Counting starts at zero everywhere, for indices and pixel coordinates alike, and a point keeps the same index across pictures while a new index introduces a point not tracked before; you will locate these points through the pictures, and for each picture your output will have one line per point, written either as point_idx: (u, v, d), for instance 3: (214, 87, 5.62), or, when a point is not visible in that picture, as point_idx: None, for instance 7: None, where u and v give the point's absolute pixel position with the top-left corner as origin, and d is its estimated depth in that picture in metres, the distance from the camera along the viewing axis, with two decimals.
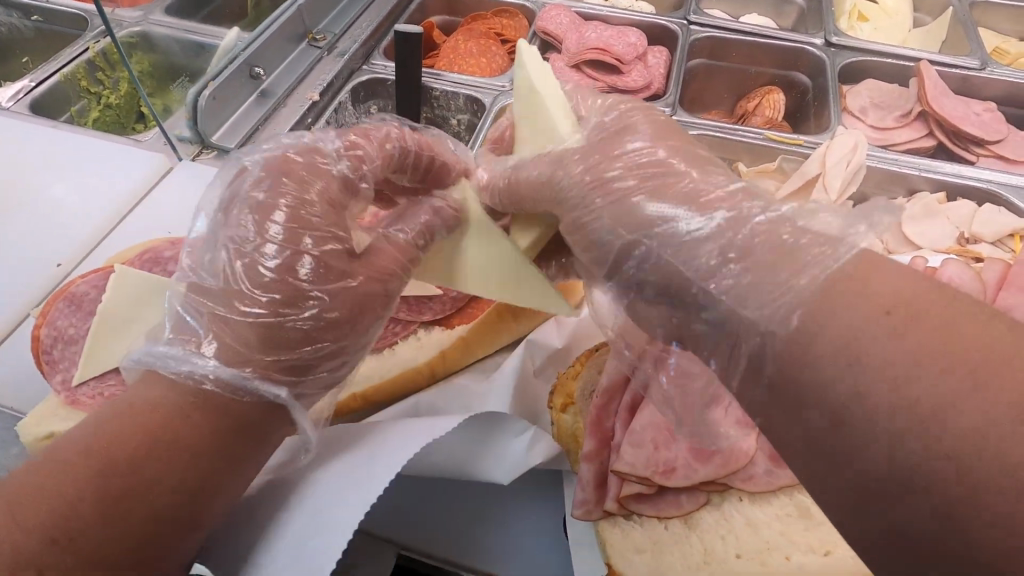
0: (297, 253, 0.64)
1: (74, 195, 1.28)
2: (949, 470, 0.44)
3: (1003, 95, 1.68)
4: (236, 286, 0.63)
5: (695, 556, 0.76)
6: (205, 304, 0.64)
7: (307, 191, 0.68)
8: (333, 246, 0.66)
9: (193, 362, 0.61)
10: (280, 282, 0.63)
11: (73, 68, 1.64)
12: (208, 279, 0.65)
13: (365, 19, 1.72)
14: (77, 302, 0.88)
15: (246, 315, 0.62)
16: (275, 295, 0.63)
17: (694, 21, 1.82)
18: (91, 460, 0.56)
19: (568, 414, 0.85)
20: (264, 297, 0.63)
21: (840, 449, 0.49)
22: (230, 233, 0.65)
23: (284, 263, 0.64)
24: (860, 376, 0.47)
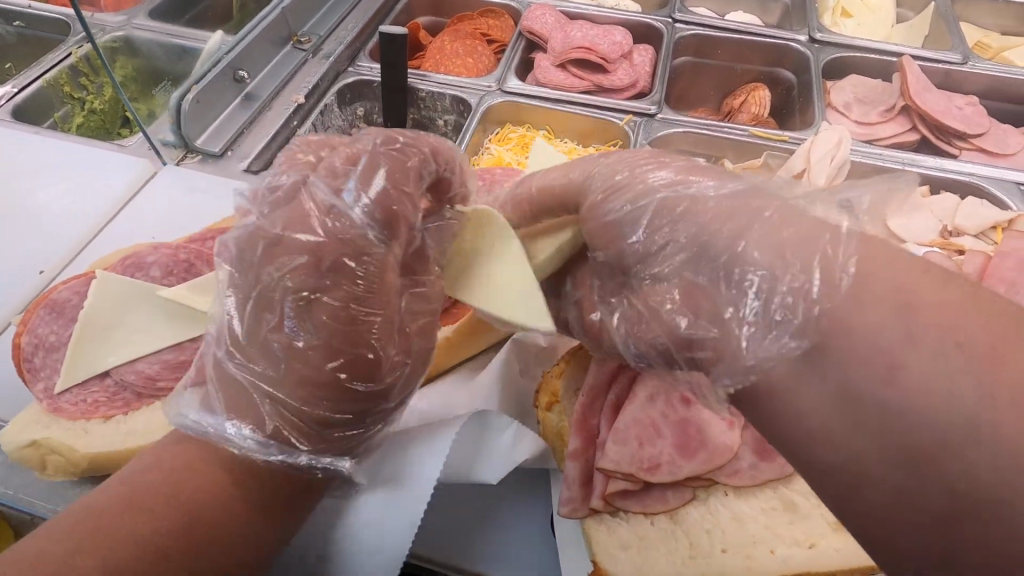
0: (355, 354, 0.61)
1: (57, 202, 1.27)
2: (982, 459, 0.45)
3: (984, 89, 1.70)
4: (293, 381, 0.61)
5: (680, 552, 0.76)
6: (251, 388, 0.62)
7: (353, 276, 0.60)
8: (389, 335, 0.63)
9: (231, 431, 0.62)
10: (338, 380, 0.61)
11: (56, 74, 1.63)
12: (254, 364, 0.61)
13: (350, 21, 1.72)
14: (58, 309, 0.88)
15: (307, 411, 0.62)
16: (334, 395, 0.62)
17: (679, 20, 1.83)
18: (152, 505, 0.58)
19: (554, 412, 0.85)
20: (324, 398, 0.62)
21: (882, 441, 0.48)
22: (275, 318, 0.60)
23: (342, 364, 0.61)
24: (889, 368, 0.48)
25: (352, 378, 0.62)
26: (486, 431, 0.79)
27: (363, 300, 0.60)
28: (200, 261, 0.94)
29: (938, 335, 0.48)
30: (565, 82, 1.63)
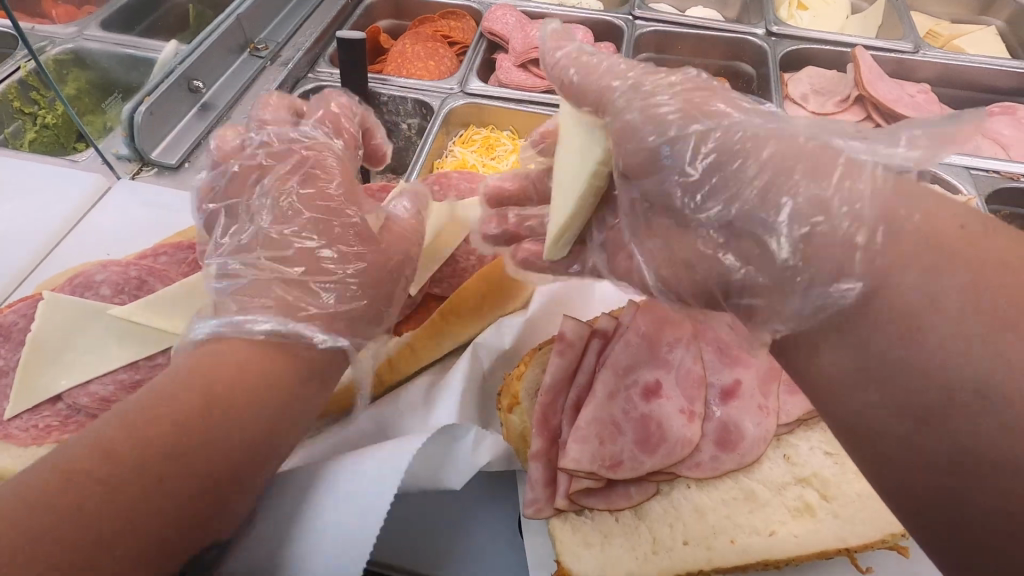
0: (325, 241, 0.72)
1: (7, 221, 1.24)
2: (977, 399, 0.46)
3: (936, 77, 1.74)
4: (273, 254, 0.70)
5: (643, 546, 0.78)
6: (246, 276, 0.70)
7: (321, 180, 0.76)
8: (361, 230, 0.75)
9: (248, 321, 0.65)
10: (303, 257, 0.71)
11: (4, 89, 1.59)
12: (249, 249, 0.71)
13: (308, 27, 1.70)
14: (5, 333, 0.85)
15: (315, 290, 0.70)
16: (306, 266, 0.70)
17: (639, 17, 1.84)
18: (175, 412, 0.57)
19: (515, 414, 0.84)
20: (297, 268, 0.70)
21: (880, 382, 0.51)
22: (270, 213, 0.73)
23: (310, 247, 0.71)
24: (895, 314, 0.50)
25: (316, 279, 0.70)
26: (449, 441, 0.78)
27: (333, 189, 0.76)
28: (153, 278, 0.92)
29: (952, 279, 0.49)
30: (526, 82, 1.63)
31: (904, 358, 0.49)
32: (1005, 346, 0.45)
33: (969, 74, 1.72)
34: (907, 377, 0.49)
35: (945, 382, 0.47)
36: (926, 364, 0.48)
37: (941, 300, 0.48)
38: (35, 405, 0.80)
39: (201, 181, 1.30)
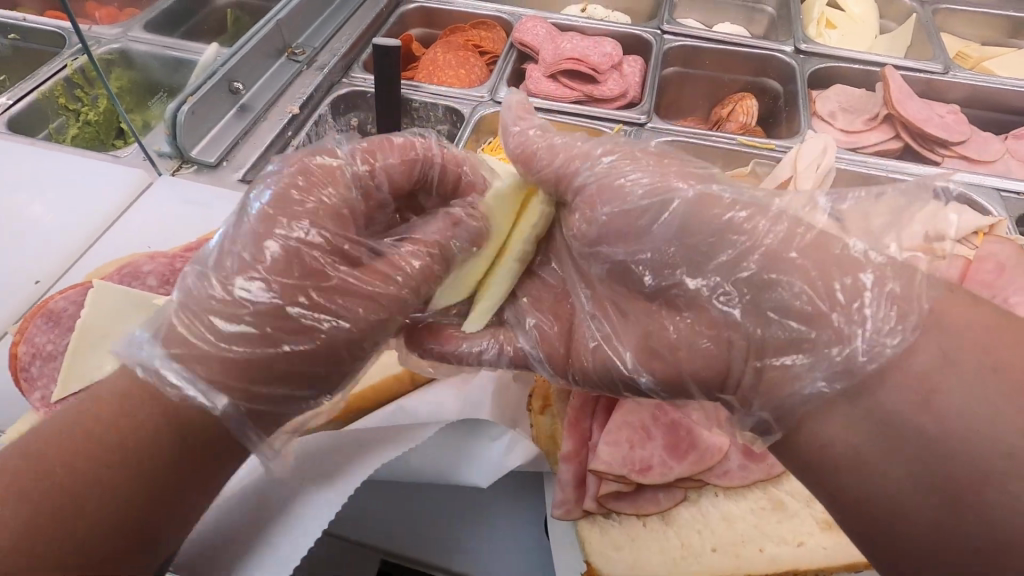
0: (285, 291, 0.62)
1: (53, 213, 1.28)
2: (988, 456, 0.51)
3: (965, 98, 1.74)
4: (223, 297, 0.61)
5: (672, 551, 0.78)
6: (187, 328, 0.61)
7: (303, 204, 0.65)
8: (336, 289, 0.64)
9: (170, 375, 0.59)
10: (258, 318, 0.61)
11: (51, 85, 1.64)
12: (213, 283, 0.62)
13: (344, 33, 1.74)
14: (56, 319, 0.89)
15: (226, 347, 0.60)
16: (253, 322, 0.61)
17: (667, 31, 1.87)
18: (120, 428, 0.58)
19: (546, 416, 0.88)
20: (241, 320, 0.61)
21: (907, 450, 0.55)
22: (229, 248, 0.63)
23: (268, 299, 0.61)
24: (904, 384, 0.56)
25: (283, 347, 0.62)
26: (478, 436, 0.83)
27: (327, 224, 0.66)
28: None
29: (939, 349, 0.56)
30: (556, 93, 1.66)
31: (921, 429, 0.54)
32: (994, 403, 0.52)
33: (1000, 97, 1.72)
34: (916, 445, 0.55)
35: (953, 454, 0.53)
36: (936, 431, 0.54)
37: (941, 365, 0.55)
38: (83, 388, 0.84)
39: (238, 179, 1.33)
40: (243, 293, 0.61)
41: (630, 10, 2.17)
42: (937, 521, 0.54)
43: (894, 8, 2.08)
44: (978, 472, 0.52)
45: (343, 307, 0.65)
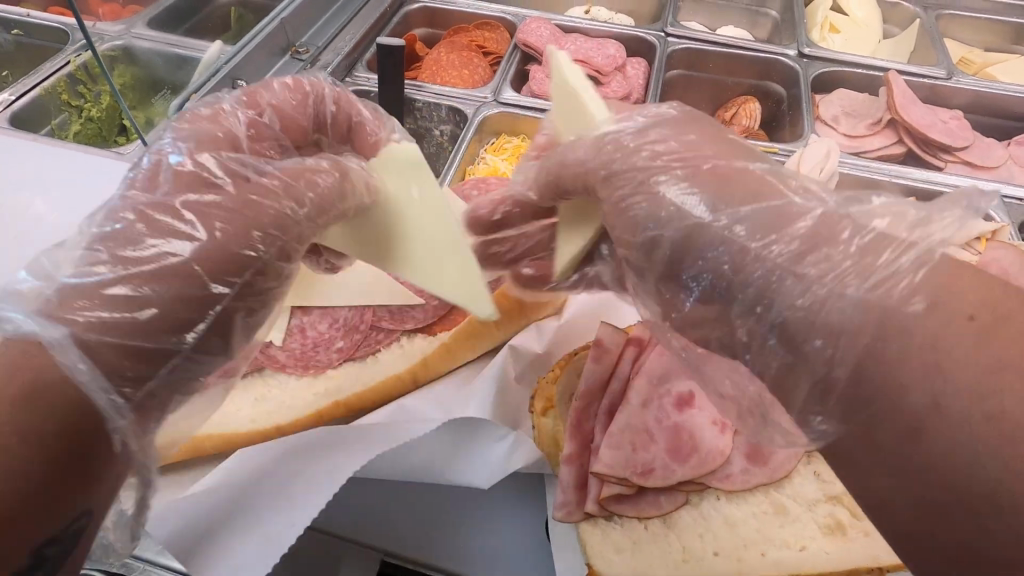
0: (210, 238, 0.61)
1: (56, 209, 1.28)
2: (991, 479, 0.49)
3: (968, 104, 1.74)
4: (132, 251, 0.59)
5: (674, 554, 0.78)
6: (96, 263, 0.59)
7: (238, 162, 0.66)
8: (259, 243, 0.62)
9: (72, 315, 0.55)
10: (180, 269, 0.59)
11: (54, 81, 1.64)
12: (126, 231, 0.60)
13: (348, 32, 1.74)
14: None
15: (146, 297, 0.58)
16: (174, 274, 0.59)
17: (671, 34, 1.87)
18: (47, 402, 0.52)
19: (549, 418, 0.86)
20: (152, 270, 0.58)
21: (903, 459, 0.53)
22: (147, 198, 0.63)
23: (190, 250, 0.60)
24: (936, 389, 0.51)
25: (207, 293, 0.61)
26: (478, 437, 0.83)
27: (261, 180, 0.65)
28: None
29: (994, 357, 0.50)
30: None
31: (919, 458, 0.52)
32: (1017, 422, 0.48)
33: (1003, 103, 1.72)
34: (910, 457, 0.53)
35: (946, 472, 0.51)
36: (944, 448, 0.51)
37: (984, 374, 0.50)
38: None
39: None
40: (136, 246, 0.59)
41: (634, 12, 2.17)
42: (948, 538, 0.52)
43: (899, 13, 2.08)
44: (986, 489, 0.49)
45: (270, 263, 0.63)
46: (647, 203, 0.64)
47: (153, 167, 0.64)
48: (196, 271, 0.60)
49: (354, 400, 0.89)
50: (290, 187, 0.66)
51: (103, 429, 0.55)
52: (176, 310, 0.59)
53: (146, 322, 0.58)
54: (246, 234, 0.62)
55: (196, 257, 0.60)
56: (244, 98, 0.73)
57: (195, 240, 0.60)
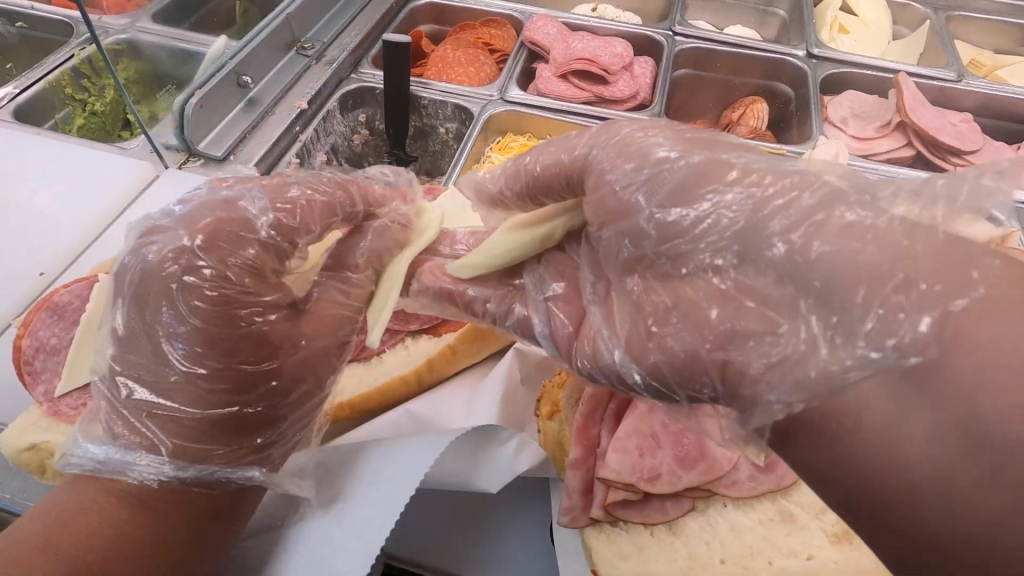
0: (241, 333, 0.65)
1: (59, 204, 1.27)
2: None
3: (978, 106, 1.72)
4: (166, 375, 0.63)
5: (681, 560, 0.78)
6: (138, 406, 0.64)
7: (234, 257, 0.65)
8: (280, 312, 0.68)
9: (142, 465, 0.62)
10: (222, 373, 0.64)
11: (58, 75, 1.63)
12: (150, 366, 0.64)
13: (353, 28, 1.73)
14: (59, 312, 0.88)
15: (195, 410, 0.64)
16: (222, 382, 0.64)
17: (679, 33, 1.85)
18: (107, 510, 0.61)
19: (554, 422, 0.86)
20: (205, 385, 0.63)
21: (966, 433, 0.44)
22: (148, 321, 0.63)
23: (223, 354, 0.64)
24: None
25: (240, 392, 0.66)
26: (487, 442, 0.81)
27: (250, 279, 0.66)
28: None
29: None
30: (566, 93, 1.65)
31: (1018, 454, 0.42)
32: None
33: (1013, 106, 1.70)
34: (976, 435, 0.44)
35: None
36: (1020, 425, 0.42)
37: None
38: (87, 383, 0.83)
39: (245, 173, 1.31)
40: (195, 380, 0.63)
41: (641, 11, 2.16)
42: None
43: (908, 14, 2.06)
44: None
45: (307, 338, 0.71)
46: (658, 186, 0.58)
47: (163, 284, 0.63)
48: (265, 386, 0.67)
49: (356, 403, 0.88)
50: (276, 249, 0.69)
51: (201, 516, 0.65)
52: (250, 422, 0.67)
53: (231, 439, 0.66)
54: (292, 333, 0.69)
55: (219, 363, 0.64)
56: (271, 203, 0.69)
57: (205, 326, 0.63)
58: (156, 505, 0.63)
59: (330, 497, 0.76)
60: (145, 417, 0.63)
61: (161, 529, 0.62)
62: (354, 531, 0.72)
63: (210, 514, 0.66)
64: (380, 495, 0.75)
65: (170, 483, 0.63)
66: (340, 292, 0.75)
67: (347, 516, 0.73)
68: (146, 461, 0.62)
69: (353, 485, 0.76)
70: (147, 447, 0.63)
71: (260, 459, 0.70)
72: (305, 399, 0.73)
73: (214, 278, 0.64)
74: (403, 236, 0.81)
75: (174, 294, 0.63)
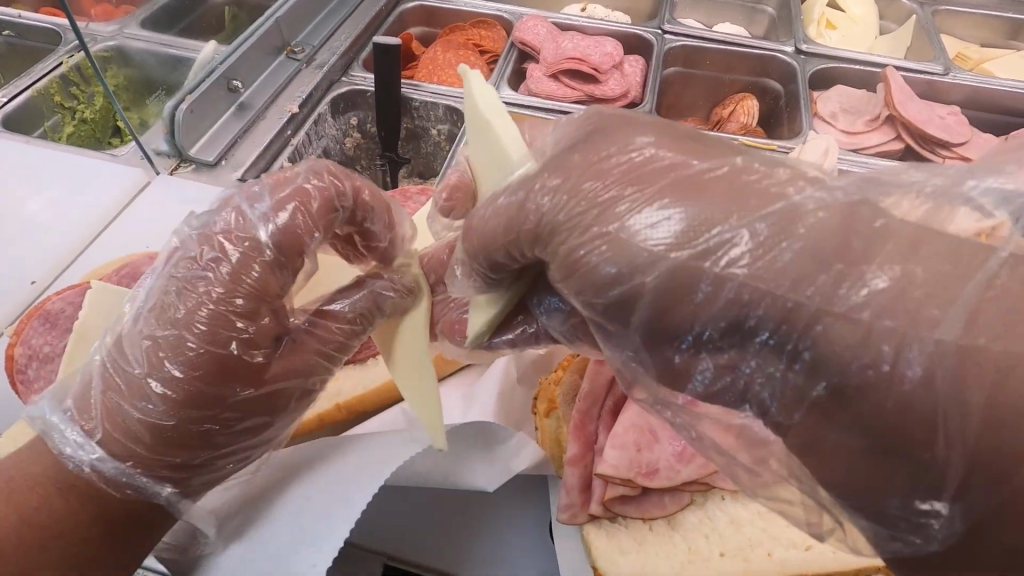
0: (207, 351, 0.61)
1: (49, 211, 1.27)
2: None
3: (966, 99, 1.74)
4: (131, 369, 0.62)
5: (679, 554, 0.78)
6: (104, 387, 0.63)
7: (240, 279, 0.63)
8: (264, 343, 0.64)
9: (76, 444, 0.62)
10: (176, 384, 0.61)
11: (47, 83, 1.62)
12: (125, 350, 0.63)
13: (343, 31, 1.73)
14: (52, 319, 0.88)
15: (138, 412, 0.61)
16: (172, 393, 0.61)
17: (669, 31, 1.86)
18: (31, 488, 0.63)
19: (552, 419, 0.86)
20: (158, 391, 0.61)
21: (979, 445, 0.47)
22: (150, 309, 0.63)
23: (179, 366, 0.61)
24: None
25: (189, 407, 0.62)
26: (485, 443, 0.80)
27: (240, 301, 0.63)
28: None
29: None
30: (557, 93, 1.66)
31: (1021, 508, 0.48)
32: None
33: (1000, 98, 1.72)
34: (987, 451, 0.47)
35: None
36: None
37: None
38: None
39: (236, 178, 1.31)
40: (149, 388, 0.61)
41: (631, 10, 2.17)
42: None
43: (896, 10, 2.08)
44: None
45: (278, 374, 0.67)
46: (652, 176, 0.57)
47: (167, 291, 0.63)
48: (209, 412, 0.63)
49: (355, 404, 0.89)
50: (280, 258, 0.65)
51: (106, 519, 0.64)
52: (176, 445, 0.63)
53: (155, 451, 0.63)
54: (261, 373, 0.65)
55: (175, 375, 0.61)
56: (282, 206, 0.66)
57: (180, 334, 0.61)
58: (65, 494, 0.62)
59: (276, 506, 0.76)
60: (100, 399, 0.63)
61: (76, 510, 0.63)
62: (305, 546, 0.72)
63: (123, 518, 0.65)
64: (337, 506, 0.74)
65: (94, 473, 0.62)
66: (329, 331, 0.71)
67: (309, 534, 0.72)
68: (82, 443, 0.62)
69: (306, 495, 0.76)
70: (94, 430, 0.63)
71: (184, 479, 0.66)
72: (262, 429, 0.69)
73: (204, 305, 0.61)
74: (402, 304, 0.75)
75: (172, 301, 0.63)
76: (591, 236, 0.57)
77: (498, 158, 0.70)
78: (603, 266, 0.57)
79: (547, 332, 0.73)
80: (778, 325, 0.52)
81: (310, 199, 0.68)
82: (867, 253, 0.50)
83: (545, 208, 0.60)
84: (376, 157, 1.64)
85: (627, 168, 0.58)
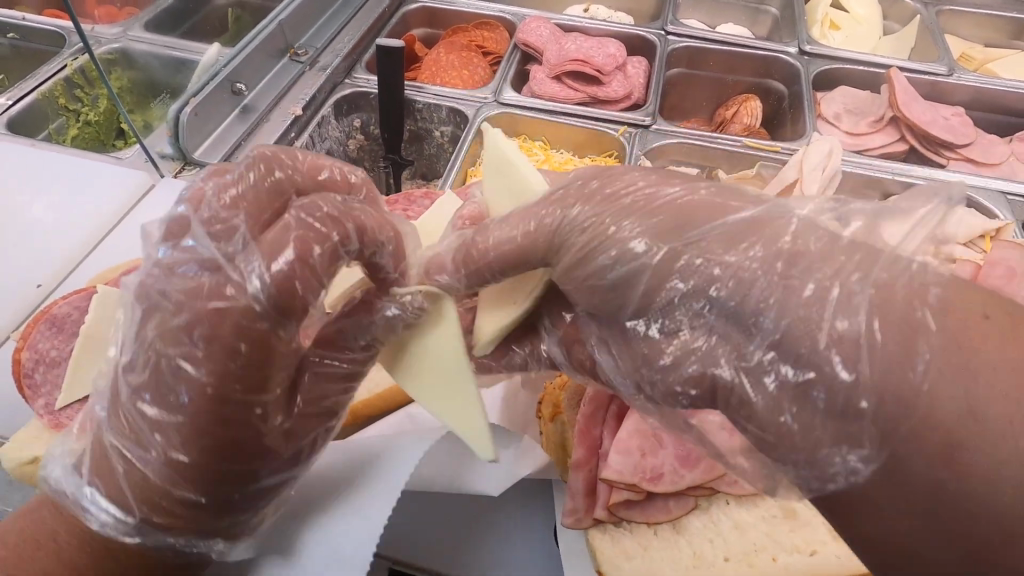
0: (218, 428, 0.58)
1: (53, 215, 1.27)
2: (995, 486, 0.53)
3: (970, 100, 1.74)
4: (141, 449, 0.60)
5: (684, 560, 0.78)
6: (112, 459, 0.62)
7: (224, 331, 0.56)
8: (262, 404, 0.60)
9: (99, 514, 0.62)
10: (192, 464, 0.59)
11: (51, 85, 1.62)
12: (125, 423, 0.60)
13: (346, 33, 1.73)
14: (59, 324, 0.88)
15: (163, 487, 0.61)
16: (192, 471, 0.60)
17: (672, 32, 1.86)
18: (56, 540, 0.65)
19: (557, 423, 0.86)
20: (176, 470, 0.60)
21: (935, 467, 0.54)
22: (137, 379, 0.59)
23: (194, 446, 0.59)
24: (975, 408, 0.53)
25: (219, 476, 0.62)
26: (489, 447, 0.81)
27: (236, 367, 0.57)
28: None
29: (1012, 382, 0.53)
30: (560, 94, 1.65)
31: (939, 482, 0.54)
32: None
33: (1005, 99, 1.71)
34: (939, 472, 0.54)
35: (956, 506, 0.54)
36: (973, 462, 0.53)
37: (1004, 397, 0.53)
38: (86, 396, 0.83)
39: None
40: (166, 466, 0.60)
41: (633, 11, 2.17)
42: (954, 562, 0.56)
43: (899, 9, 2.07)
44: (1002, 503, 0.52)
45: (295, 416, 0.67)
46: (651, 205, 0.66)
47: (146, 361, 0.58)
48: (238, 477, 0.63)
49: (360, 409, 0.89)
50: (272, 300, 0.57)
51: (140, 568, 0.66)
52: (199, 495, 0.62)
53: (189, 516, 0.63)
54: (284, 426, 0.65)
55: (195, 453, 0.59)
56: (264, 255, 0.57)
57: (180, 416, 0.58)
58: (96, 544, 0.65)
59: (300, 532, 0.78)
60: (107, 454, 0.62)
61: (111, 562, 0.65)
62: None
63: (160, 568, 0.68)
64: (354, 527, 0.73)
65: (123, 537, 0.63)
66: (332, 369, 0.69)
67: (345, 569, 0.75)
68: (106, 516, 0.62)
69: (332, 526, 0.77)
70: (113, 503, 0.62)
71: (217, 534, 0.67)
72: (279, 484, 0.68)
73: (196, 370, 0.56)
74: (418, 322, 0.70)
75: (158, 373, 0.57)
76: (597, 251, 0.67)
77: (519, 193, 0.79)
78: (600, 260, 0.67)
79: (549, 358, 0.79)
80: (751, 323, 0.60)
81: (315, 248, 0.59)
82: (821, 274, 0.59)
83: (557, 224, 0.68)
84: (380, 159, 1.64)
85: (613, 196, 0.69)
